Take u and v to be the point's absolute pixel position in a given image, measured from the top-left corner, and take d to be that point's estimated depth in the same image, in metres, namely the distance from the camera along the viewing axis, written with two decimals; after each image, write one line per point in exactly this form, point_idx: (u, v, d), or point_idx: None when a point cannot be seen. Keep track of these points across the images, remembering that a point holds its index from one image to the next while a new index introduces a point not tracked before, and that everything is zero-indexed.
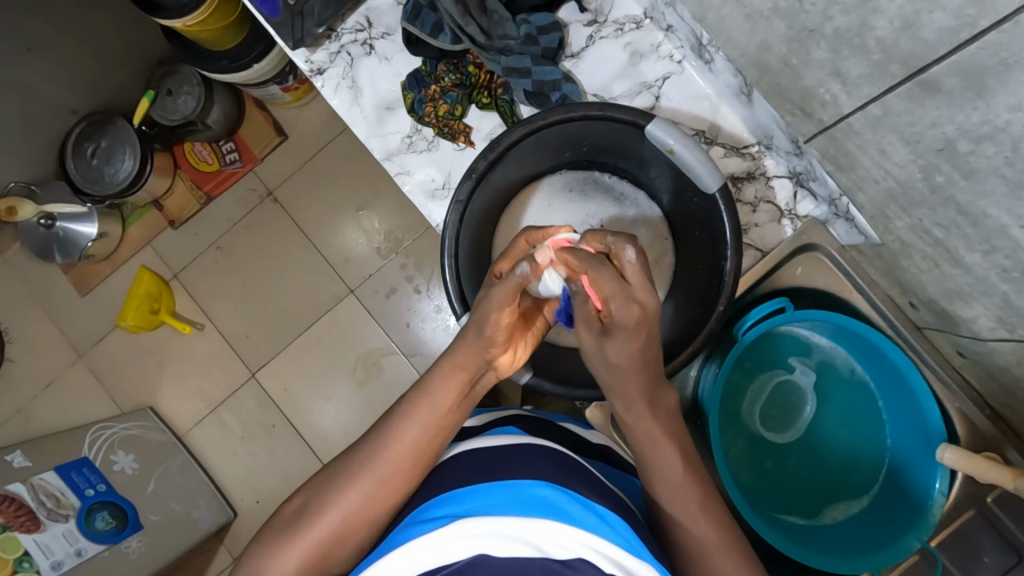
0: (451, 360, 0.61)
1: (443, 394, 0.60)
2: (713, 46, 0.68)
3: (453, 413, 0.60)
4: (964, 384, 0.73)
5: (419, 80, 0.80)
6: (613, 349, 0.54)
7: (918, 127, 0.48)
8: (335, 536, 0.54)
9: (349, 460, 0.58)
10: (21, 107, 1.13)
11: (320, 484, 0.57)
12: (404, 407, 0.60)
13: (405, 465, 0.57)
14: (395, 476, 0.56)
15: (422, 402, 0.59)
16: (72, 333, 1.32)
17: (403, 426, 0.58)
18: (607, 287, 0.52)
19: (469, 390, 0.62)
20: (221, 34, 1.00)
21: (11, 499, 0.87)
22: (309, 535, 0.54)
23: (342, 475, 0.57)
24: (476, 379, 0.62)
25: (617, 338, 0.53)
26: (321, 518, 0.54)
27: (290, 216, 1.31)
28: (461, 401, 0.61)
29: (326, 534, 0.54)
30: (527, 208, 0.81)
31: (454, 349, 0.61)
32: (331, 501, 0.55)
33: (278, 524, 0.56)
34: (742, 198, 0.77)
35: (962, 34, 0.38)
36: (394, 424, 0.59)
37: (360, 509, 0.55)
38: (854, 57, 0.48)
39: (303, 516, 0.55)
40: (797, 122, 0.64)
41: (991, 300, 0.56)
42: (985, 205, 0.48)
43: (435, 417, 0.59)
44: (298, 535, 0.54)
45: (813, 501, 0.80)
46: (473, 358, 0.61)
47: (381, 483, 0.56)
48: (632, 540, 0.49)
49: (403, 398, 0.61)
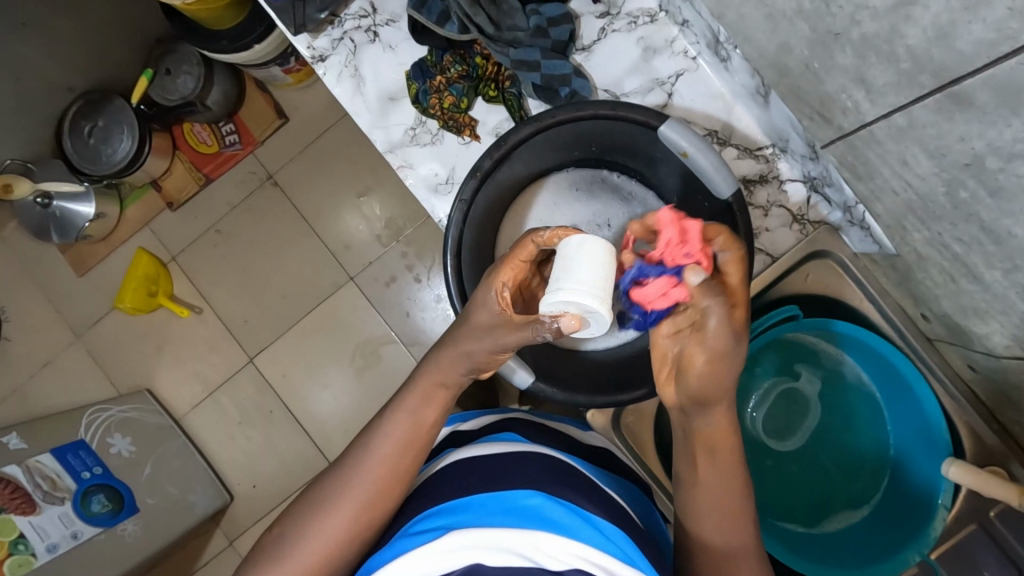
0: (431, 375, 0.57)
1: (424, 410, 0.57)
2: (730, 43, 0.66)
3: (433, 428, 0.58)
4: (973, 400, 0.71)
5: (424, 70, 0.78)
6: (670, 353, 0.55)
7: (944, 141, 0.46)
8: (321, 562, 0.53)
9: (331, 479, 0.56)
10: (17, 84, 1.10)
11: (302, 509, 0.55)
12: (383, 420, 0.57)
13: (387, 485, 0.55)
14: (376, 496, 0.54)
15: (400, 418, 0.57)
16: (69, 313, 1.31)
17: (380, 442, 0.56)
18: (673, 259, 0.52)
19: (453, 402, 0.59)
20: (223, 14, 0.97)
21: (7, 482, 0.87)
22: (293, 564, 0.52)
23: (324, 497, 0.55)
24: (462, 389, 0.59)
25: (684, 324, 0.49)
26: (306, 543, 0.53)
27: (289, 201, 1.29)
28: (444, 413, 0.58)
29: (312, 561, 0.53)
30: (533, 206, 0.79)
31: (433, 365, 0.57)
32: (312, 527, 0.53)
33: (263, 550, 0.55)
34: (754, 202, 0.74)
35: (1001, 47, 0.36)
36: (370, 444, 0.56)
37: (345, 532, 0.53)
38: (882, 64, 0.46)
39: (286, 542, 0.54)
40: (815, 127, 0.61)
41: (1008, 317, 0.55)
42: (1009, 224, 0.46)
43: (417, 432, 0.57)
44: (282, 564, 0.52)
45: (814, 509, 0.79)
46: (456, 376, 0.57)
47: (364, 504, 0.54)
48: (628, 551, 0.48)
49: (380, 414, 0.59)
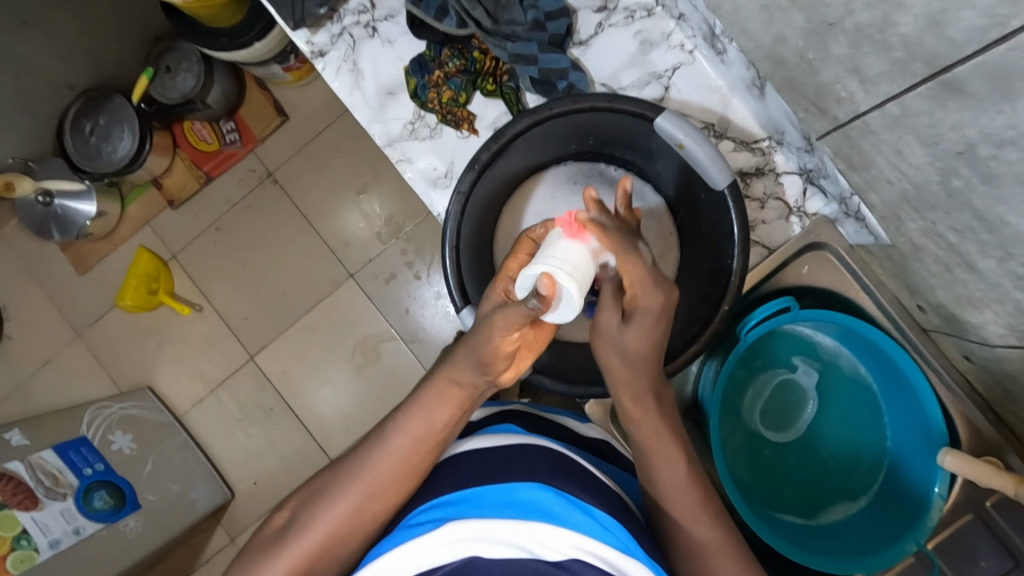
0: (447, 374, 0.57)
1: (437, 410, 0.57)
2: (726, 36, 0.66)
3: (446, 429, 0.58)
4: (968, 388, 0.72)
5: (422, 64, 0.78)
6: (629, 336, 0.54)
7: (937, 130, 0.46)
8: (323, 551, 0.53)
9: (341, 470, 0.57)
10: (18, 81, 1.10)
11: (310, 496, 0.56)
12: (399, 416, 0.58)
13: (396, 480, 0.55)
14: (384, 490, 0.55)
15: (414, 417, 0.57)
16: (70, 312, 1.31)
17: (394, 438, 0.56)
18: (635, 271, 0.53)
19: (469, 404, 0.59)
20: (222, 12, 0.97)
21: (9, 478, 0.87)
22: (295, 550, 0.53)
23: (332, 486, 0.56)
24: (478, 391, 0.59)
25: (636, 323, 0.53)
26: (311, 531, 0.53)
27: (289, 198, 1.29)
28: (459, 414, 0.59)
29: (314, 549, 0.53)
30: (531, 199, 0.79)
31: (450, 362, 0.58)
32: (318, 515, 0.54)
33: (268, 536, 0.55)
34: (750, 194, 0.75)
35: (992, 34, 0.37)
36: (383, 438, 0.57)
37: (350, 523, 0.54)
38: (875, 54, 0.46)
39: (291, 529, 0.54)
40: (811, 118, 0.62)
41: (1003, 306, 0.55)
42: (1002, 211, 0.46)
43: (429, 431, 0.57)
44: (285, 549, 0.53)
45: (812, 500, 0.80)
46: (471, 377, 0.57)
47: (370, 496, 0.55)
48: (626, 540, 0.49)
49: (396, 409, 0.59)
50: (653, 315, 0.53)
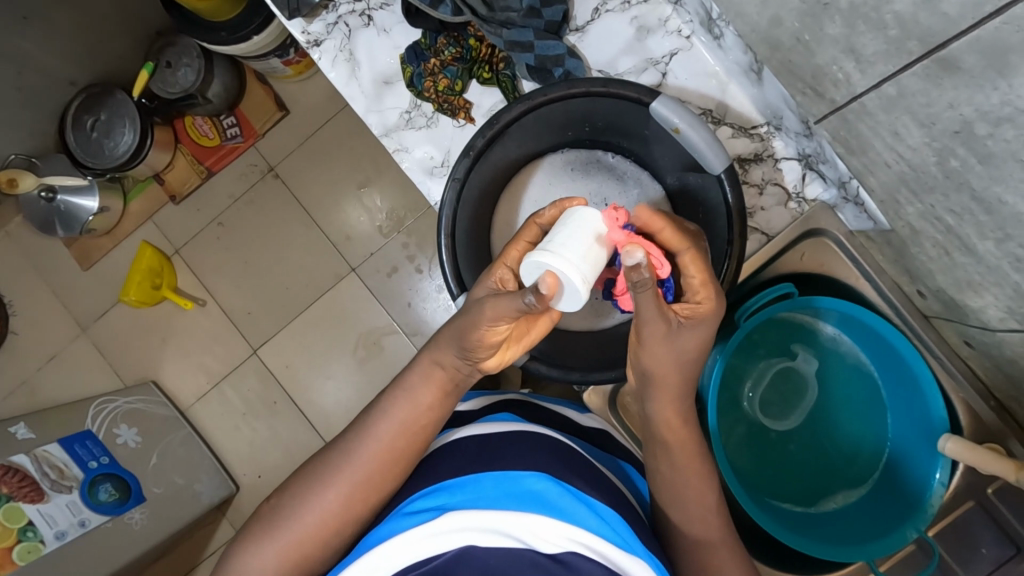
0: (430, 355, 0.59)
1: (421, 393, 0.58)
2: (722, 20, 0.66)
3: (433, 412, 0.58)
4: (971, 375, 0.71)
5: (418, 53, 0.77)
6: (685, 342, 0.55)
7: (935, 109, 0.46)
8: (316, 539, 0.54)
9: (330, 457, 0.57)
10: (19, 77, 1.11)
11: (301, 482, 0.57)
12: (385, 401, 0.59)
13: (384, 465, 0.56)
14: (373, 475, 0.55)
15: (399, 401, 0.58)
16: (75, 307, 1.32)
17: (381, 422, 0.57)
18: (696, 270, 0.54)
19: (454, 387, 0.59)
20: (222, 5, 0.97)
21: (14, 470, 0.88)
22: (289, 539, 0.53)
23: (322, 474, 0.56)
24: (461, 374, 0.59)
25: (695, 326, 0.55)
26: (302, 519, 0.54)
27: (290, 192, 1.30)
28: (443, 399, 0.59)
29: (309, 536, 0.53)
30: (527, 186, 0.79)
31: (434, 345, 0.59)
32: (309, 502, 0.55)
33: (259, 523, 0.55)
34: (748, 180, 0.74)
35: (986, 7, 0.36)
36: (371, 424, 0.58)
37: (342, 509, 0.54)
38: (870, 32, 0.46)
39: (283, 517, 0.55)
40: (808, 101, 0.61)
41: (1002, 289, 0.54)
42: (1000, 191, 0.46)
43: (415, 413, 0.58)
44: (277, 537, 0.53)
45: (813, 489, 0.79)
46: (452, 359, 0.58)
47: (361, 484, 0.55)
48: (623, 531, 0.49)
49: (383, 395, 0.60)
50: (708, 321, 0.56)
